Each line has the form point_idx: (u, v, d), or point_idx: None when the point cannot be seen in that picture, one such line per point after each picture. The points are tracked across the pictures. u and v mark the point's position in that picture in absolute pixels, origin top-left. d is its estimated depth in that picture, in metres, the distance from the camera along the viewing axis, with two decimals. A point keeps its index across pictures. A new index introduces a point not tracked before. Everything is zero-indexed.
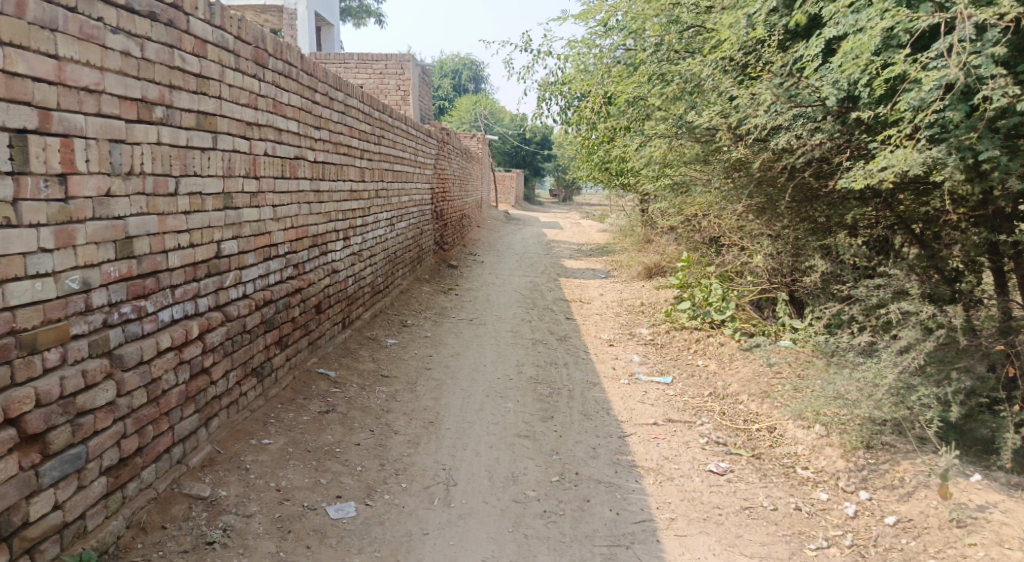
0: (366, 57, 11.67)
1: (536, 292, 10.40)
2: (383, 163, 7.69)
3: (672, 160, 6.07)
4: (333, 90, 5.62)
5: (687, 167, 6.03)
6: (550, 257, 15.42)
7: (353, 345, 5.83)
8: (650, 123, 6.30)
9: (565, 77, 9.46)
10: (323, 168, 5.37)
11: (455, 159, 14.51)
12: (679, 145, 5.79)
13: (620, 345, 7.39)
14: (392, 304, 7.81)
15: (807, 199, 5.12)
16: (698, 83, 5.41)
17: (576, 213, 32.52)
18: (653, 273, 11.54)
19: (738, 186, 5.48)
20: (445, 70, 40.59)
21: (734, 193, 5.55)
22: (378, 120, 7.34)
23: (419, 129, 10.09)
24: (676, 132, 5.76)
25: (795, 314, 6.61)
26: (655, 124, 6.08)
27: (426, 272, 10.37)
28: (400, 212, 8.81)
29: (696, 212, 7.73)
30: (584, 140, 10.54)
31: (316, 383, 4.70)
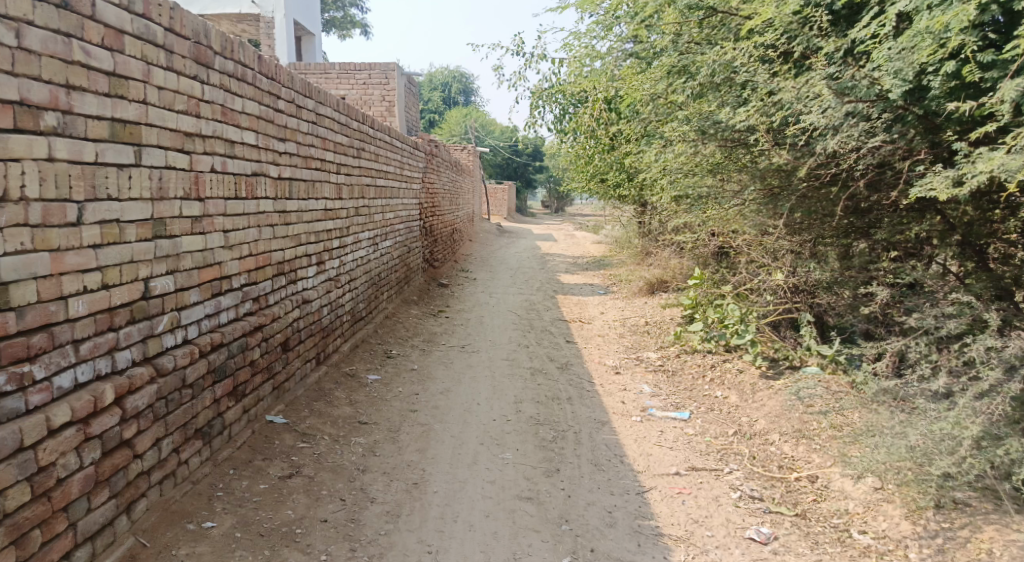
0: (348, 66, 11.03)
1: (532, 313, 9.70)
2: (363, 178, 7.01)
3: (696, 166, 5.45)
4: (301, 97, 4.95)
5: (709, 175, 5.41)
6: (545, 272, 14.76)
7: (327, 384, 5.15)
8: (670, 125, 5.67)
9: (560, 82, 8.82)
10: (289, 185, 4.70)
11: (445, 171, 13.85)
12: (698, 151, 5.17)
13: (627, 373, 6.72)
14: (376, 332, 7.12)
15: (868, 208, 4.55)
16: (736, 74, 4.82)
17: (570, 225, 31.89)
18: (655, 289, 10.91)
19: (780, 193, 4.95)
20: (434, 83, 40.20)
21: (777, 205, 4.97)
22: (357, 131, 6.67)
23: (404, 141, 9.44)
24: (701, 136, 5.12)
25: (821, 339, 5.97)
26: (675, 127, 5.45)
27: (415, 293, 9.69)
28: (385, 229, 8.14)
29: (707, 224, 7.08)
30: (580, 149, 9.92)
31: (281, 437, 4.02)
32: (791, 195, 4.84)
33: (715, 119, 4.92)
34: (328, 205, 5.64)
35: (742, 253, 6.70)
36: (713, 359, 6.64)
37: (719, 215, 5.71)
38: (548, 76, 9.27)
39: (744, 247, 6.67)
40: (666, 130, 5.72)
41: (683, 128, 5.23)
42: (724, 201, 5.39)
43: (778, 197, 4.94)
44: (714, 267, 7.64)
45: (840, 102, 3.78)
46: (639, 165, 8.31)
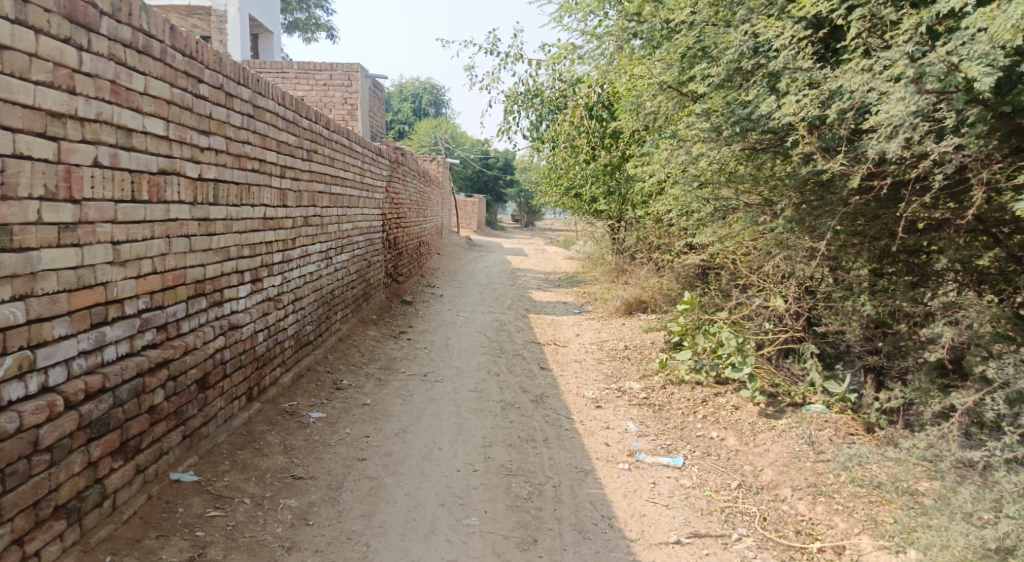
0: (307, 65, 10.25)
1: (502, 334, 8.92)
2: (315, 183, 6.19)
3: (706, 170, 4.81)
4: (232, 82, 4.16)
5: (727, 179, 4.77)
6: (516, 288, 14.05)
7: (258, 426, 4.33)
8: (683, 123, 5.00)
9: (536, 85, 8.10)
10: (215, 188, 3.91)
11: (411, 181, 13.03)
12: (715, 153, 4.59)
13: (609, 406, 6.00)
14: (326, 358, 6.27)
15: (928, 224, 4.04)
16: (772, 59, 4.14)
17: (540, 239, 31.22)
18: (633, 309, 10.30)
19: (819, 209, 4.34)
20: (405, 94, 39.58)
21: (816, 221, 4.39)
22: (307, 129, 5.86)
23: (366, 145, 8.66)
24: (721, 135, 4.51)
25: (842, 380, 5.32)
26: (689, 125, 4.85)
27: (375, 311, 8.87)
28: (341, 241, 7.31)
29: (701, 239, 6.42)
30: (557, 158, 9.26)
31: (187, 503, 3.20)
32: (845, 208, 4.17)
33: (745, 114, 4.29)
34: (268, 213, 4.84)
35: (740, 273, 6.03)
36: (705, 393, 5.95)
37: (737, 227, 5.04)
38: (523, 79, 8.55)
39: (742, 267, 6.00)
40: (677, 130, 5.06)
41: (702, 125, 4.59)
42: (763, 209, 4.75)
43: (828, 210, 4.28)
44: (704, 288, 6.97)
45: (918, 92, 3.22)
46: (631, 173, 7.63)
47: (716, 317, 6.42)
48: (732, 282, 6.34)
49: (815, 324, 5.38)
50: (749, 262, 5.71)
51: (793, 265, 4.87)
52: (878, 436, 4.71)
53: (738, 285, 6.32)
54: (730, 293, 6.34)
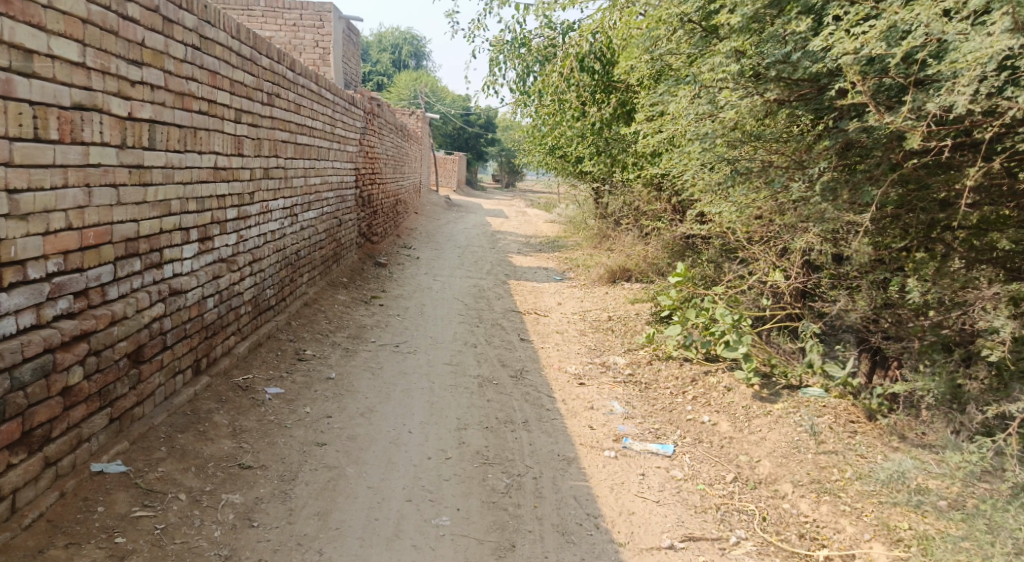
0: (275, 4, 9.52)
1: (480, 302, 8.47)
2: (278, 132, 5.62)
3: (735, 120, 4.29)
4: (172, 8, 3.58)
5: (758, 133, 4.29)
6: (496, 252, 13.57)
7: (205, 403, 3.87)
8: (706, 66, 4.53)
9: (522, 34, 7.49)
10: (150, 130, 3.38)
11: (388, 135, 12.38)
12: (752, 100, 4.13)
13: (593, 384, 5.61)
14: (288, 325, 5.79)
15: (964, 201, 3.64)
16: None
17: (520, 201, 30.61)
18: (617, 277, 9.90)
19: (861, 176, 3.81)
20: (385, 46, 38.28)
21: (851, 192, 3.85)
22: (268, 70, 5.25)
23: (338, 93, 8.03)
24: (756, 80, 4.08)
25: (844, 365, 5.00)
26: (713, 72, 4.39)
27: (345, 273, 8.36)
28: (307, 197, 6.76)
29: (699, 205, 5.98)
30: (543, 114, 8.71)
31: (109, 500, 2.76)
32: (889, 173, 3.67)
33: (781, 56, 3.80)
34: (219, 162, 4.32)
35: (739, 244, 5.63)
36: (695, 372, 5.59)
37: (748, 190, 4.60)
38: (509, 27, 7.92)
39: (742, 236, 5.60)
40: (701, 73, 4.59)
41: (729, 68, 4.13)
42: (792, 173, 4.25)
43: (869, 176, 3.75)
44: (696, 259, 6.56)
45: (1012, 27, 2.76)
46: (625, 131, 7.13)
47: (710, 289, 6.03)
48: (730, 252, 5.94)
49: (817, 301, 5.01)
50: (750, 231, 5.29)
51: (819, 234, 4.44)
52: (881, 424, 4.39)
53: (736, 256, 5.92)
54: (727, 265, 5.94)
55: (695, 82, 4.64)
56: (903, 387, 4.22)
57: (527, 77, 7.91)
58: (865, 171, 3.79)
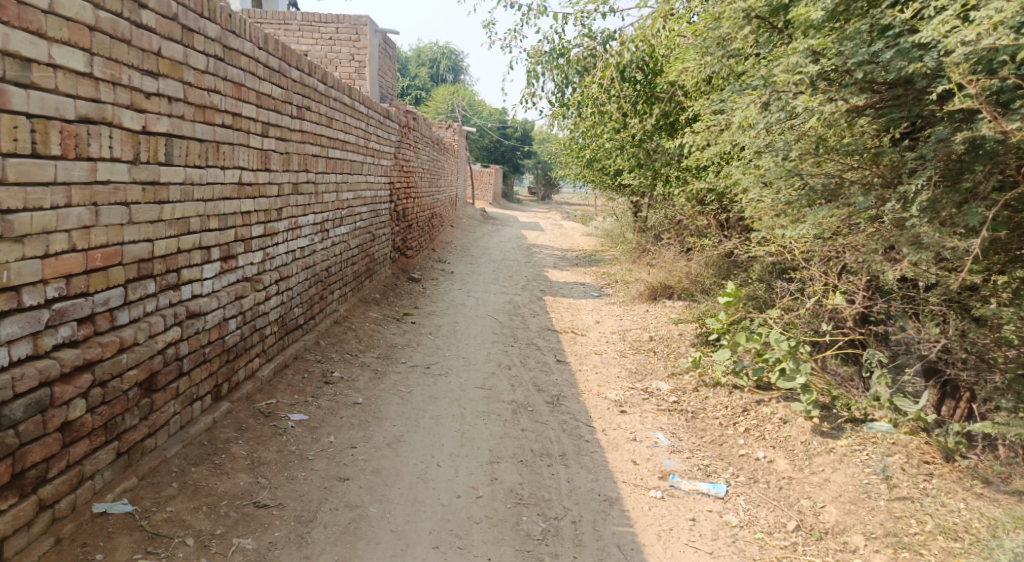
0: (311, 18, 9.45)
1: (515, 319, 8.18)
2: (308, 145, 5.44)
3: (812, 123, 4.00)
4: (193, 16, 3.40)
5: (841, 136, 4.00)
6: (532, 266, 13.29)
7: (223, 431, 3.65)
8: (779, 67, 4.20)
9: (562, 43, 7.22)
10: (166, 145, 3.21)
11: (424, 147, 12.21)
12: (829, 104, 3.78)
13: (635, 411, 5.28)
14: (316, 344, 5.58)
15: None
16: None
17: (556, 213, 30.31)
18: (658, 294, 9.54)
19: (958, 196, 3.49)
20: (423, 60, 38.55)
21: (945, 210, 3.54)
22: (297, 82, 5.08)
23: (372, 106, 7.87)
24: (839, 83, 3.78)
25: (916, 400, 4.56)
26: (788, 74, 4.03)
27: (377, 290, 8.16)
28: (339, 212, 6.58)
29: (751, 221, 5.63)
30: (582, 127, 8.45)
31: (109, 547, 2.57)
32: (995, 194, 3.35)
33: (870, 55, 3.54)
34: (243, 177, 4.12)
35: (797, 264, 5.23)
36: (746, 402, 5.20)
37: (820, 204, 4.23)
38: (548, 37, 7.66)
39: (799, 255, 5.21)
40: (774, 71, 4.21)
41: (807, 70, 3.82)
42: (873, 192, 3.94)
43: (971, 196, 3.44)
44: (745, 278, 6.19)
45: None
46: (670, 143, 6.79)
47: (763, 312, 5.63)
48: (783, 272, 5.56)
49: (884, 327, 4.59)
50: (809, 251, 4.90)
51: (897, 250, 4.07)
52: (959, 466, 3.96)
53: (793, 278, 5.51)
54: (782, 285, 5.53)
55: (763, 86, 4.31)
56: (983, 426, 3.79)
57: (566, 87, 7.62)
58: (967, 186, 3.46)
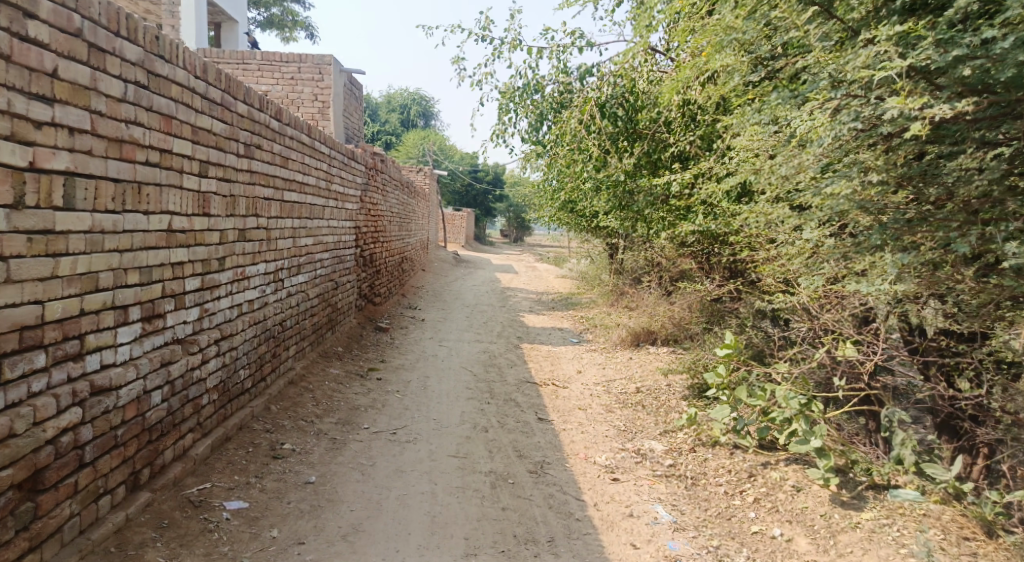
0: (272, 57, 8.99)
1: (491, 371, 7.58)
2: (259, 186, 4.88)
3: (841, 146, 3.59)
4: (107, 34, 2.88)
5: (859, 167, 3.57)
6: (508, 311, 12.75)
7: (138, 532, 3.04)
8: (809, 90, 3.80)
9: (536, 78, 6.81)
10: (65, 187, 2.67)
11: (393, 191, 11.72)
12: (903, 113, 3.13)
13: (628, 477, 4.72)
14: (267, 411, 4.93)
15: None
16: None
17: (529, 255, 29.93)
18: (641, 340, 9.05)
19: None
20: (393, 105, 38.46)
21: None
22: (246, 116, 4.55)
23: (336, 146, 7.37)
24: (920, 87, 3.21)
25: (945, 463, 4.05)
26: (832, 83, 3.52)
27: (342, 342, 7.54)
28: (297, 260, 6.00)
29: (748, 262, 5.18)
30: (558, 168, 8.04)
31: None
32: None
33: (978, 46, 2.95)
34: (174, 223, 3.55)
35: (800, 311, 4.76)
36: (751, 466, 4.66)
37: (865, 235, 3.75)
38: (521, 72, 7.26)
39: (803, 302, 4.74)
40: (806, 89, 3.82)
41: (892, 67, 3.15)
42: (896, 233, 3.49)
43: None
44: (740, 325, 5.74)
45: None
46: (654, 181, 6.37)
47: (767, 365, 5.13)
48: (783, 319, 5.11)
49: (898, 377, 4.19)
50: (813, 298, 4.44)
51: (953, 295, 3.61)
52: (1005, 543, 3.42)
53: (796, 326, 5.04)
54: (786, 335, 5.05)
55: (797, 97, 3.95)
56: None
57: (541, 124, 7.20)
58: None
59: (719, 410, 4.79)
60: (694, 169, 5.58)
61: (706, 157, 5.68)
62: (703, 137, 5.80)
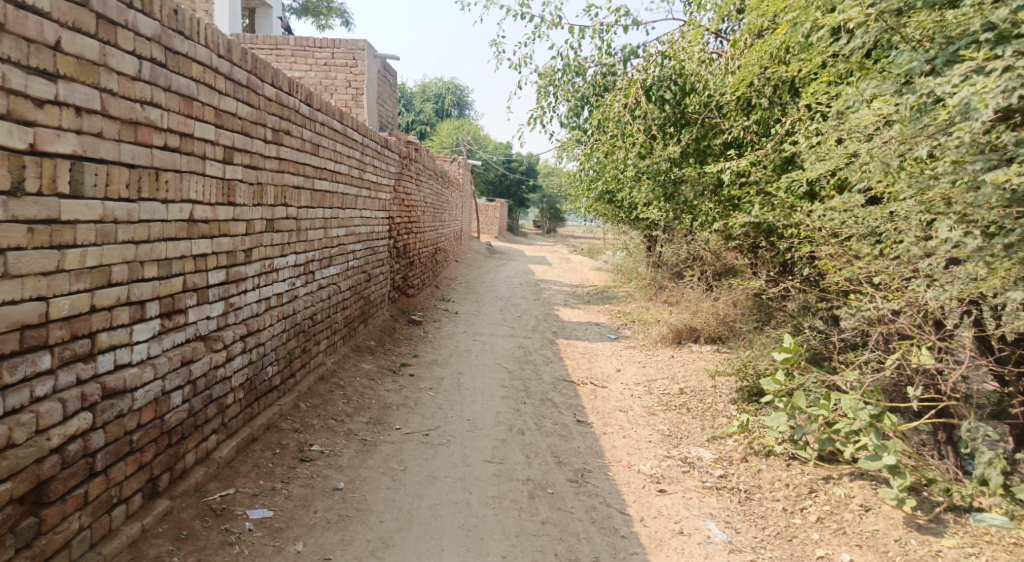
0: (305, 43, 8.81)
1: (526, 368, 7.29)
2: (288, 173, 4.65)
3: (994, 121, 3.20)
4: (116, 6, 2.68)
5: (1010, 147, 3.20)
6: (543, 304, 12.44)
7: (155, 544, 2.85)
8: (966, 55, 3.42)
9: (578, 61, 6.46)
10: (72, 172, 2.51)
11: (427, 181, 11.48)
12: None
13: (676, 488, 4.41)
14: (295, 409, 4.72)
15: None
16: None
17: (563, 247, 29.54)
18: (683, 337, 8.67)
19: None
20: (428, 95, 38.30)
21: None
22: (274, 99, 4.32)
23: (369, 134, 7.13)
24: None
25: None
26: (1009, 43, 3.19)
27: (373, 335, 7.32)
28: (328, 251, 5.78)
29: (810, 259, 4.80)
30: (600, 156, 7.70)
31: None
32: None
33: None
34: (196, 212, 3.33)
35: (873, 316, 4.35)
36: (812, 481, 4.30)
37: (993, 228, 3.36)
38: (562, 55, 6.92)
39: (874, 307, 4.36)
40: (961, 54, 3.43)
41: None
42: None
43: None
44: (796, 326, 5.35)
45: None
46: (703, 171, 5.99)
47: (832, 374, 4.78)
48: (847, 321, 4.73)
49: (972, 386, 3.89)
50: (891, 300, 4.03)
51: None
52: None
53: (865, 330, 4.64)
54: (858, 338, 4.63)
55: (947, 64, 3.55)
56: None
57: (582, 111, 6.86)
58: None
59: (774, 418, 4.52)
60: (749, 157, 5.20)
61: (762, 145, 5.30)
62: (759, 123, 5.40)
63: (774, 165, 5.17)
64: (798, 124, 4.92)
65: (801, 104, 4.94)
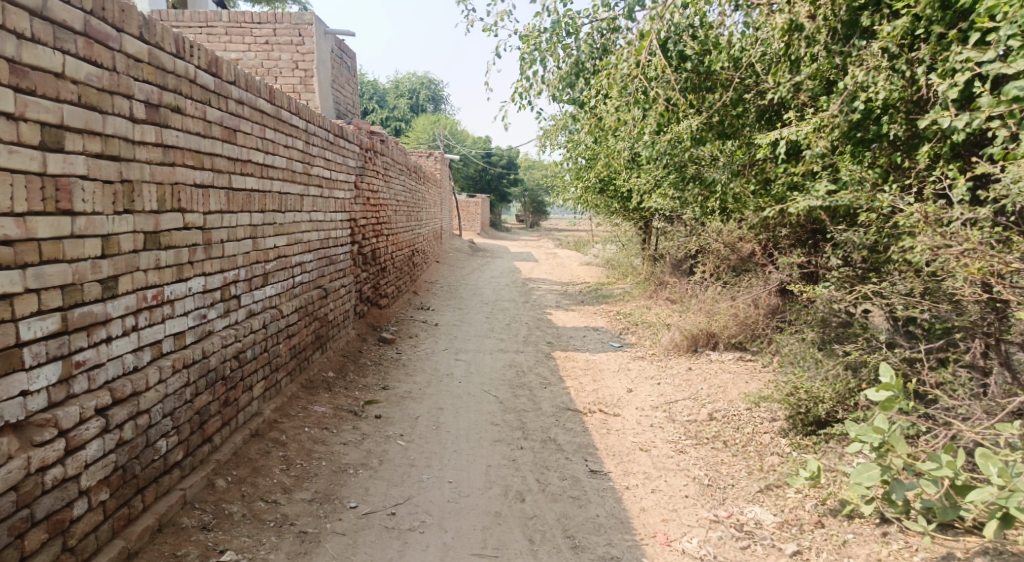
0: (241, 18, 7.46)
1: (520, 396, 6.00)
2: (182, 164, 3.33)
3: None
4: None
5: None
6: (534, 307, 11.14)
7: None
8: None
9: (568, 16, 5.19)
10: None
11: (397, 177, 10.17)
12: None
13: None
14: (209, 490, 3.43)
15: None
16: None
17: (549, 241, 28.18)
18: (700, 345, 7.40)
19: None
20: (401, 90, 36.72)
21: None
22: (147, 55, 3.01)
23: (318, 117, 5.80)
24: None
25: None
26: None
27: (333, 365, 6.02)
28: (261, 266, 4.46)
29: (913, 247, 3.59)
30: (598, 136, 6.40)
31: None
32: None
33: None
34: None
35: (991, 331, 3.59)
36: None
37: None
38: (548, 11, 5.63)
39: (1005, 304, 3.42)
40: None
41: None
42: None
43: None
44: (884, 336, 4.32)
45: None
46: (746, 149, 4.88)
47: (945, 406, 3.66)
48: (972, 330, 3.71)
49: None
50: None
51: None
52: None
53: (968, 345, 3.83)
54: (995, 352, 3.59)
55: None
56: None
57: (577, 79, 5.58)
58: None
59: (862, 471, 3.38)
60: (812, 121, 3.97)
61: (825, 105, 4.09)
62: (813, 76, 4.26)
63: (839, 131, 3.97)
64: (874, 75, 3.73)
65: (874, 47, 3.73)
